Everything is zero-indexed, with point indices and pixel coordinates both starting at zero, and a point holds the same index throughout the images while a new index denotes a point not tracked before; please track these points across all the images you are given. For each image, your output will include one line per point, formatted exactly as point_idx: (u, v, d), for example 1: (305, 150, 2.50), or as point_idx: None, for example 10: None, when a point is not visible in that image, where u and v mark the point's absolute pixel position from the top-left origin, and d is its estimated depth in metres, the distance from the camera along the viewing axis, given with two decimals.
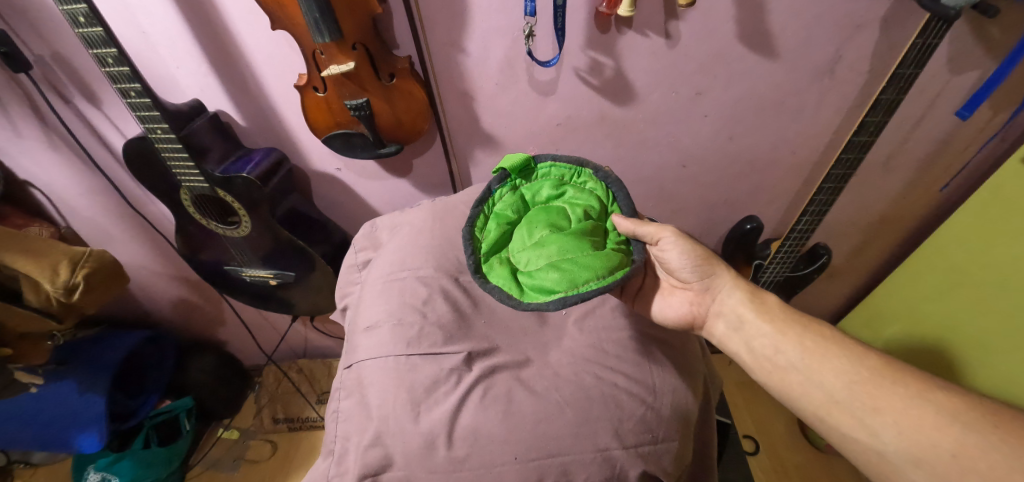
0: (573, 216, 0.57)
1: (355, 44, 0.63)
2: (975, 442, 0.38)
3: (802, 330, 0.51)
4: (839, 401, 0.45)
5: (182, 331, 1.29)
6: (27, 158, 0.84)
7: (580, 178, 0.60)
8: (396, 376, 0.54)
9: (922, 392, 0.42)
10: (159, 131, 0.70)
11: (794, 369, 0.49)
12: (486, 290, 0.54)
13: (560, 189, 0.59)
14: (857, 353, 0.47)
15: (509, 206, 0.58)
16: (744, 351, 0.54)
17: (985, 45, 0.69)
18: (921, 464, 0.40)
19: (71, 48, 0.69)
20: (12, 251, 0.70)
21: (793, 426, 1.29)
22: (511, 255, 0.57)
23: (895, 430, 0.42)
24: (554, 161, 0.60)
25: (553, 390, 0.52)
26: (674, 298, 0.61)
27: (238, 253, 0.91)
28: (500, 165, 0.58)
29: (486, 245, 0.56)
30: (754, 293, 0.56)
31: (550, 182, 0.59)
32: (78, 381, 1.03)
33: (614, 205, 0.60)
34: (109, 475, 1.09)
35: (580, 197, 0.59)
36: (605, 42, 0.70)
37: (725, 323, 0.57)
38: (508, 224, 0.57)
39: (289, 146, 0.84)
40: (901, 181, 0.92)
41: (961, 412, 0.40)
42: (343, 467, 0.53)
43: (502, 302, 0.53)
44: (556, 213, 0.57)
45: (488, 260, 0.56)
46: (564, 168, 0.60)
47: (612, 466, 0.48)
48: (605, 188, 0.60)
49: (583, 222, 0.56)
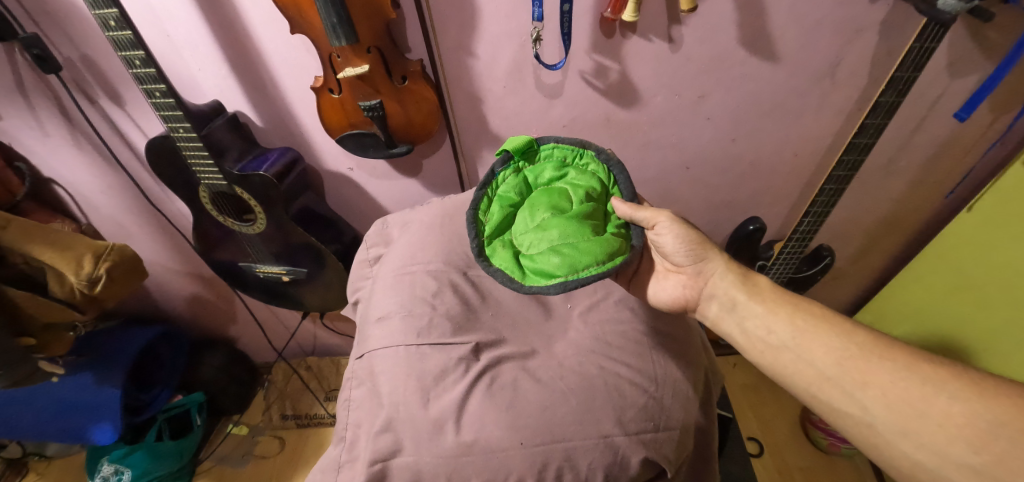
0: (574, 198, 0.59)
1: (371, 47, 0.65)
2: (960, 410, 0.40)
3: (794, 310, 0.52)
4: (829, 377, 0.47)
5: (194, 328, 1.32)
6: (52, 156, 0.87)
7: (582, 160, 0.62)
8: (407, 364, 0.56)
9: (909, 366, 0.44)
10: (181, 130, 0.73)
11: (786, 349, 0.51)
12: (490, 273, 0.56)
13: (562, 171, 0.61)
14: (847, 331, 0.48)
15: (512, 188, 0.60)
16: (737, 333, 0.56)
17: (983, 49, 0.71)
18: (909, 435, 0.41)
19: (98, 50, 0.72)
20: (40, 244, 0.73)
21: (799, 429, 1.29)
22: (514, 238, 0.59)
23: (883, 403, 0.43)
24: (557, 143, 0.61)
25: (558, 379, 0.54)
26: (668, 281, 0.62)
27: (253, 250, 0.94)
28: (503, 147, 0.60)
29: (490, 228, 0.58)
30: (746, 276, 0.57)
31: (551, 165, 0.61)
32: (94, 374, 1.06)
33: (615, 187, 0.61)
34: (122, 468, 1.12)
35: (581, 179, 0.61)
36: (609, 46, 0.72)
37: (718, 305, 0.58)
38: (512, 213, 0.60)
39: (303, 146, 0.87)
40: (903, 182, 0.93)
41: (946, 383, 0.42)
42: (355, 453, 0.55)
43: (505, 284, 0.55)
44: (558, 195, 0.59)
45: (491, 243, 0.58)
46: (566, 149, 0.61)
47: (614, 452, 0.49)
48: (607, 170, 0.61)
49: (584, 204, 0.58)
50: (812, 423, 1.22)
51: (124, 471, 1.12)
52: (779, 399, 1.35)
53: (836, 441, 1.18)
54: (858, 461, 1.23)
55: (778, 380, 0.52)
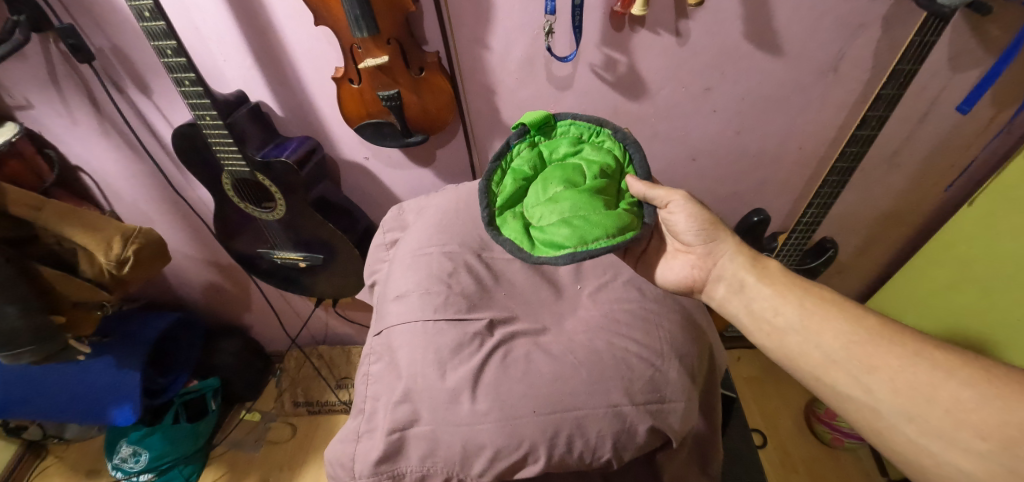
0: (588, 173, 0.61)
1: (390, 39, 0.68)
2: (968, 396, 0.40)
3: (802, 294, 0.53)
4: (836, 360, 0.47)
5: (210, 315, 1.35)
6: (79, 145, 0.91)
7: (598, 138, 0.64)
8: (424, 338, 0.59)
9: (918, 351, 0.44)
10: (208, 118, 0.76)
11: (792, 331, 0.52)
12: (499, 241, 0.59)
13: (577, 147, 0.64)
14: (856, 318, 0.49)
15: (526, 162, 0.63)
16: (743, 314, 0.57)
17: (984, 43, 0.73)
18: (916, 420, 0.42)
19: (129, 42, 0.75)
20: (73, 225, 0.77)
21: (802, 421, 1.31)
22: (525, 211, 0.62)
23: (889, 387, 0.43)
24: (573, 120, 0.65)
25: (568, 352, 0.57)
26: (677, 261, 0.64)
27: (271, 236, 0.97)
28: (521, 121, 0.63)
29: (502, 199, 0.60)
30: (755, 258, 0.59)
31: (567, 140, 0.64)
32: (115, 357, 1.10)
33: (630, 166, 0.64)
34: (139, 449, 1.16)
35: (595, 155, 0.63)
36: (618, 39, 0.75)
37: (726, 286, 0.59)
38: (523, 186, 0.62)
39: (322, 135, 0.90)
40: (906, 176, 0.95)
41: (956, 370, 0.42)
42: (374, 423, 0.59)
43: (514, 253, 0.57)
44: (571, 169, 0.62)
45: (502, 213, 0.60)
46: (583, 126, 0.64)
47: (623, 420, 0.52)
48: (622, 149, 0.64)
49: (596, 179, 0.60)
50: (817, 417, 1.24)
51: (142, 452, 1.16)
52: (782, 392, 1.37)
53: (840, 435, 1.20)
54: (860, 455, 1.25)
55: (784, 364, 0.53)
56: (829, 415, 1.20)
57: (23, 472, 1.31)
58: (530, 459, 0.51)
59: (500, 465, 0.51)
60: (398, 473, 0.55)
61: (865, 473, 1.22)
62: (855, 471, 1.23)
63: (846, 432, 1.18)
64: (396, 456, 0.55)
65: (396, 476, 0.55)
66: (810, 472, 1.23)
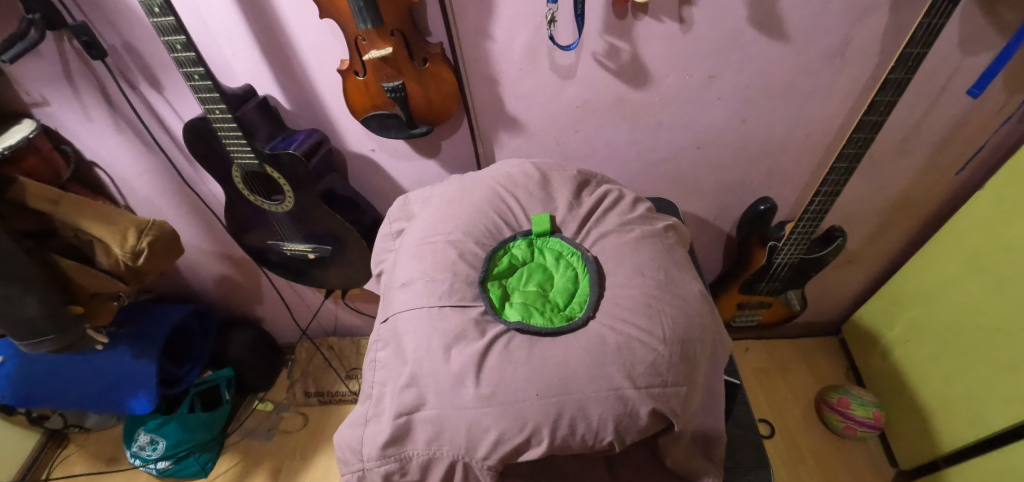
0: (557, 283, 0.64)
1: (394, 30, 0.68)
2: None
3: None
4: None
5: (223, 307, 1.38)
6: (94, 141, 0.93)
7: (570, 264, 0.66)
8: (429, 324, 0.60)
9: None
10: (217, 112, 0.77)
11: None
12: (484, 276, 0.64)
13: (557, 260, 0.66)
14: None
15: (536, 233, 0.68)
16: None
17: (996, 26, 0.71)
18: None
19: (141, 38, 0.77)
20: (90, 219, 0.82)
21: (810, 412, 1.32)
22: (514, 270, 0.66)
23: None
24: (560, 240, 0.68)
25: (571, 336, 0.57)
26: None
27: (280, 228, 0.99)
28: (538, 214, 0.68)
29: (509, 250, 0.67)
30: None
31: (557, 248, 0.67)
32: (131, 348, 1.13)
33: (588, 286, 0.63)
34: (157, 437, 1.21)
35: (564, 276, 0.65)
36: (621, 27, 0.75)
37: None
38: (510, 267, 0.66)
39: (328, 128, 0.91)
40: (916, 163, 0.94)
41: None
42: (381, 408, 0.60)
43: (484, 291, 0.62)
44: (549, 273, 0.66)
45: (500, 259, 0.66)
46: (564, 246, 0.67)
47: (624, 404, 0.52)
48: (586, 282, 0.64)
49: (559, 296, 0.63)
50: (828, 405, 1.25)
51: (159, 440, 1.21)
52: (790, 383, 1.38)
53: (853, 425, 1.20)
54: (871, 448, 1.25)
55: None
56: (841, 403, 1.22)
57: (47, 460, 1.36)
58: (533, 441, 0.52)
59: (504, 448, 0.52)
60: (405, 457, 0.56)
61: (874, 463, 1.23)
62: (864, 461, 1.23)
63: (859, 420, 1.18)
64: (404, 439, 0.56)
65: (402, 459, 0.56)
66: (817, 462, 1.23)
